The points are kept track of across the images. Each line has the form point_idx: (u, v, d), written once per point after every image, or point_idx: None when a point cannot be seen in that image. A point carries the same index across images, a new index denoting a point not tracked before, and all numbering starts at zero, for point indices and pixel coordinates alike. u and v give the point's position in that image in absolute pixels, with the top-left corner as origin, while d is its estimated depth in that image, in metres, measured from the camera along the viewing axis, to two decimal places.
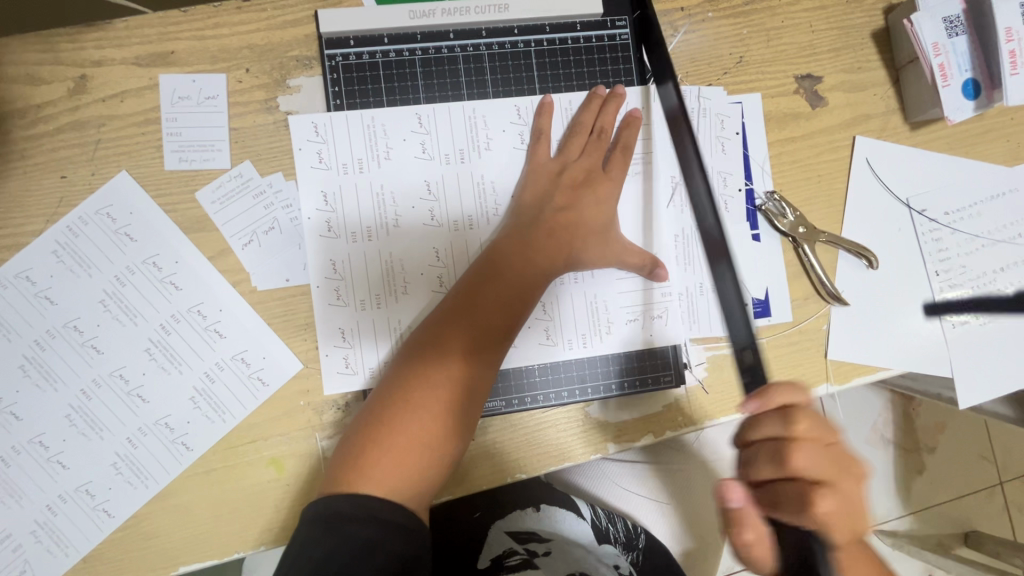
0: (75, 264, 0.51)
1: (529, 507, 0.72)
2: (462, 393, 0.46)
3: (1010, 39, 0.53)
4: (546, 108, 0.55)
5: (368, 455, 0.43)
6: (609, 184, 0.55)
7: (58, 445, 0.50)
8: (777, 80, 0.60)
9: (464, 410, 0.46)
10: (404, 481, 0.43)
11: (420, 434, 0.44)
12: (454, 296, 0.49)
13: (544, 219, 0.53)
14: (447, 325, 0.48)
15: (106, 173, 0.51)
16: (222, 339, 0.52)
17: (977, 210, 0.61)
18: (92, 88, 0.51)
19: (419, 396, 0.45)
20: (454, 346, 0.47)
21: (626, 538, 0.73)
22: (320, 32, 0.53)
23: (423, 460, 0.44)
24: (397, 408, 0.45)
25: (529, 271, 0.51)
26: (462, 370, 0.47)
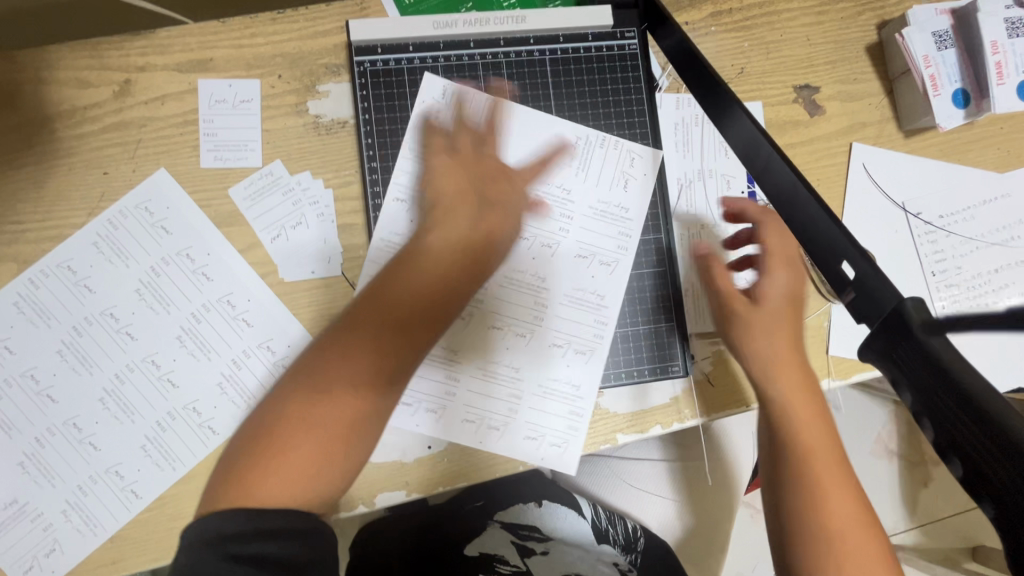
0: (113, 255, 0.54)
1: (531, 503, 0.77)
2: (363, 401, 0.43)
3: (995, 52, 0.57)
4: (499, 114, 0.57)
5: (261, 466, 0.41)
6: (517, 195, 0.54)
7: (92, 427, 0.52)
8: (776, 90, 0.63)
9: (368, 416, 0.44)
10: (294, 495, 0.40)
11: (316, 442, 0.42)
12: (368, 297, 0.46)
13: (479, 214, 0.51)
14: (359, 325, 0.45)
15: (145, 170, 0.54)
16: (249, 328, 0.54)
17: (971, 213, 0.64)
18: (135, 91, 0.55)
19: (322, 402, 0.42)
20: (363, 348, 0.44)
21: (626, 539, 0.78)
22: (350, 41, 0.56)
23: (320, 467, 0.42)
24: (297, 414, 0.42)
25: (453, 271, 0.48)
26: (368, 373, 0.43)
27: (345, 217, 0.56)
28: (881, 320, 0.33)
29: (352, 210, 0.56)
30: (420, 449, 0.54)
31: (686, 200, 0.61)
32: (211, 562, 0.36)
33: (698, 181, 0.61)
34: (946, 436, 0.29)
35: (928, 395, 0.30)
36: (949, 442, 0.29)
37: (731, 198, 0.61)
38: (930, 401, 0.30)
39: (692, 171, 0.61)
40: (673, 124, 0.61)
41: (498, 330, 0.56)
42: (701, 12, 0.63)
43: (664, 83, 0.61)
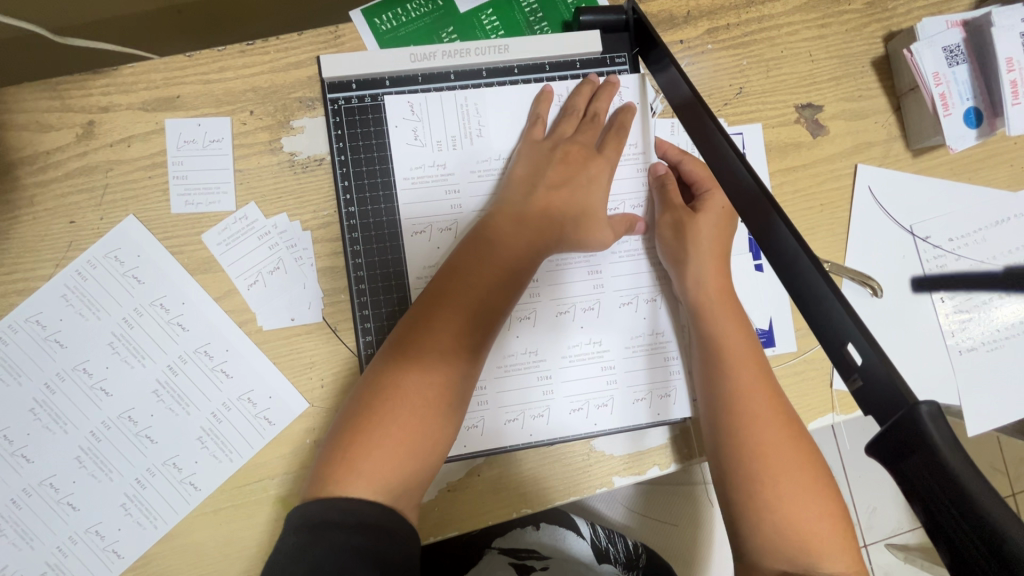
0: (83, 306, 0.51)
1: (528, 526, 0.76)
2: (450, 387, 0.47)
3: (1010, 70, 0.53)
4: (545, 94, 0.55)
5: (358, 452, 0.44)
6: (602, 162, 0.54)
7: (69, 487, 0.51)
8: (777, 110, 0.60)
9: (453, 393, 0.47)
10: (392, 479, 0.44)
11: (411, 418, 0.45)
12: (437, 286, 0.49)
13: (535, 195, 0.52)
14: (438, 307, 0.48)
15: (114, 217, 0.52)
16: (228, 379, 0.52)
17: (982, 235, 0.61)
18: (99, 133, 0.52)
19: (408, 382, 0.46)
20: (443, 336, 0.47)
21: (627, 557, 0.74)
22: (323, 78, 0.53)
23: (416, 445, 0.45)
24: (389, 396, 0.45)
25: (513, 249, 0.50)
26: (450, 353, 0.47)
27: (324, 260, 0.53)
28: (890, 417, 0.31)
29: (331, 252, 0.53)
30: None
31: None
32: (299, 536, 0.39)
33: None
34: (956, 556, 0.27)
35: (934, 508, 0.28)
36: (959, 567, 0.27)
37: None
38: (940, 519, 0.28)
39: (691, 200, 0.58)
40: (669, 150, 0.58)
41: (527, 320, 0.55)
42: (697, 28, 0.59)
43: (659, 108, 0.57)
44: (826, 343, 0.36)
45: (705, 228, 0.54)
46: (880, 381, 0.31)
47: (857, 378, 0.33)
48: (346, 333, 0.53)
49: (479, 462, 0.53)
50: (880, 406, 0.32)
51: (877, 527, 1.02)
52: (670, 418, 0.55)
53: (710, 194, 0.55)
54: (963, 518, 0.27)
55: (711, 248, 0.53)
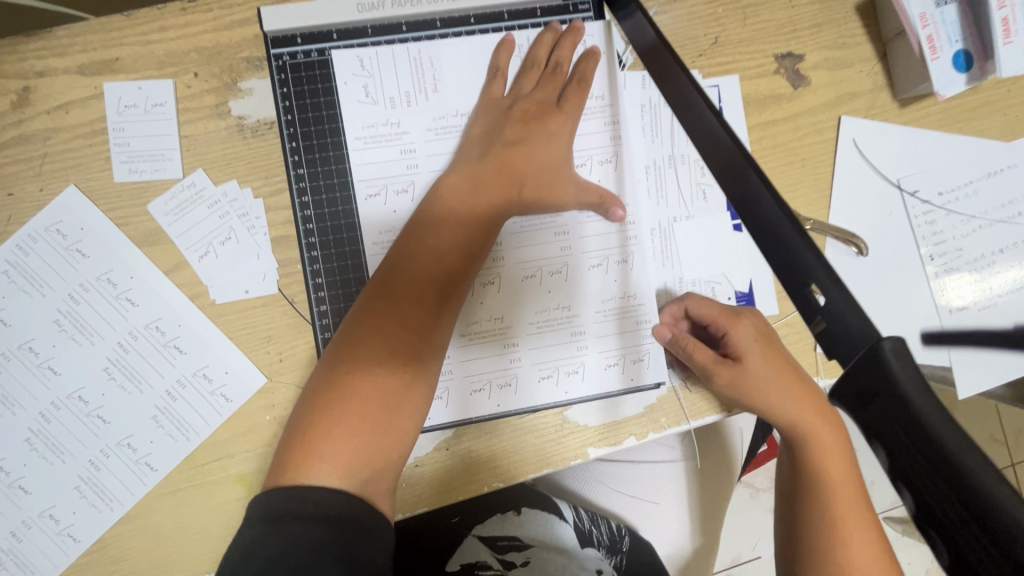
0: (26, 282, 0.49)
1: (511, 511, 0.71)
2: (415, 364, 0.44)
3: (1001, 6, 0.50)
4: (505, 45, 0.52)
5: (319, 434, 0.41)
6: (562, 118, 0.51)
7: (20, 470, 0.49)
8: (755, 61, 0.56)
9: (419, 368, 0.44)
10: (358, 462, 0.41)
11: (374, 396, 0.42)
12: (395, 261, 0.46)
13: (490, 156, 0.50)
14: (399, 279, 0.45)
15: (54, 188, 0.49)
16: (182, 355, 0.50)
17: (973, 189, 0.58)
18: (35, 100, 0.49)
19: (369, 360, 0.43)
20: (404, 311, 0.44)
21: (610, 540, 0.69)
22: (266, 32, 0.50)
23: (382, 425, 0.42)
24: (349, 375, 0.42)
25: (473, 215, 0.48)
26: (412, 326, 0.44)
27: (278, 228, 0.51)
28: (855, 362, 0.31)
29: (285, 220, 0.51)
30: None
31: (657, 190, 0.55)
32: (259, 529, 0.37)
33: (669, 169, 0.55)
34: (922, 507, 0.26)
35: (897, 454, 0.27)
36: (922, 513, 0.26)
37: (706, 186, 0.55)
38: (903, 465, 0.27)
39: (662, 157, 0.55)
40: (639, 105, 0.54)
41: (491, 286, 0.52)
42: None
43: (628, 60, 0.54)
44: (790, 290, 0.36)
45: (753, 367, 0.49)
46: (848, 326, 0.31)
47: (821, 322, 0.33)
48: (302, 304, 0.51)
49: (446, 436, 0.51)
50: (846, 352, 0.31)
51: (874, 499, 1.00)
52: (640, 385, 0.53)
53: (733, 333, 0.50)
54: (934, 469, 0.26)
55: (756, 375, 0.49)
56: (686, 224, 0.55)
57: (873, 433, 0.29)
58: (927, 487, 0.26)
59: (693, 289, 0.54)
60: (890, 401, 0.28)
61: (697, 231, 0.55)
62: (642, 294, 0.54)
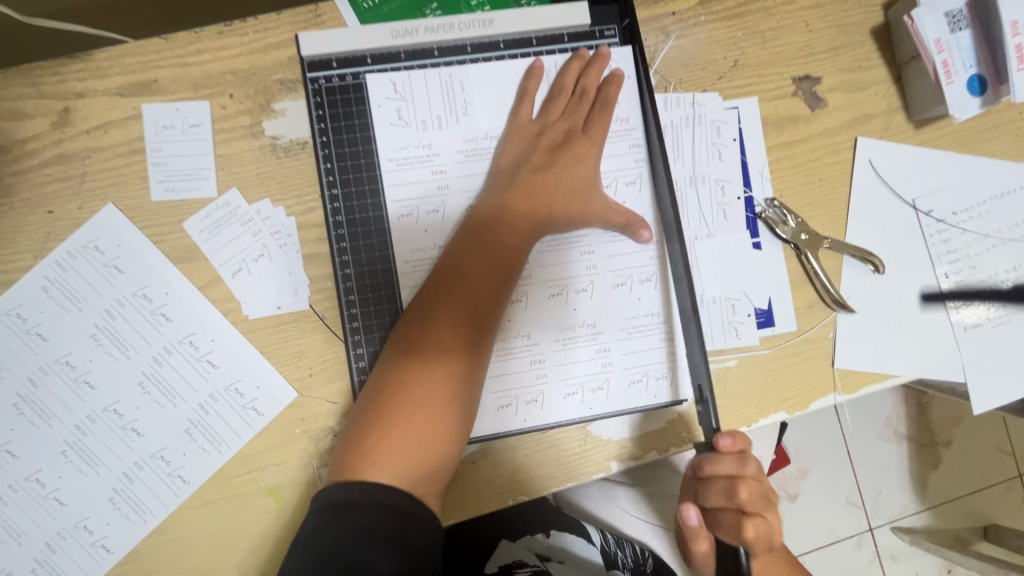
0: (65, 298, 0.50)
1: (539, 533, 0.71)
2: (457, 377, 0.46)
3: (1015, 33, 0.51)
4: (535, 71, 0.53)
5: (370, 444, 0.43)
6: (587, 143, 0.53)
7: (55, 482, 0.50)
8: (773, 83, 0.58)
9: (461, 383, 0.46)
10: (406, 473, 0.43)
11: (419, 409, 0.44)
12: (433, 284, 0.48)
13: (518, 181, 0.52)
14: (438, 300, 0.47)
15: (93, 206, 0.51)
16: (215, 370, 0.51)
17: (986, 209, 0.59)
18: (75, 120, 0.51)
19: (413, 376, 0.45)
20: (444, 330, 0.46)
21: (635, 563, 0.70)
22: (302, 56, 0.52)
23: (427, 436, 0.44)
24: (394, 391, 0.45)
25: (506, 235, 0.50)
26: (451, 344, 0.46)
27: (310, 246, 0.52)
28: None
29: (317, 238, 0.52)
30: None
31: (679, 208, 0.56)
32: (320, 517, 0.40)
33: (691, 189, 0.56)
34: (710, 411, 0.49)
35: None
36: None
37: (726, 205, 0.57)
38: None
39: (685, 176, 0.56)
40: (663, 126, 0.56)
41: (521, 304, 0.53)
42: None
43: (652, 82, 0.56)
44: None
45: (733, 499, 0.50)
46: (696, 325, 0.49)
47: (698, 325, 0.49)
48: (333, 320, 0.52)
49: (473, 450, 0.52)
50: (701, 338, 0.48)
51: (882, 510, 1.01)
52: (661, 401, 0.54)
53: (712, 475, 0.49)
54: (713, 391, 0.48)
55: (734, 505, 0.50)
56: (707, 242, 0.56)
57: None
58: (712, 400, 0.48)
59: (714, 305, 0.56)
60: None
61: (718, 250, 0.56)
62: (666, 310, 0.55)
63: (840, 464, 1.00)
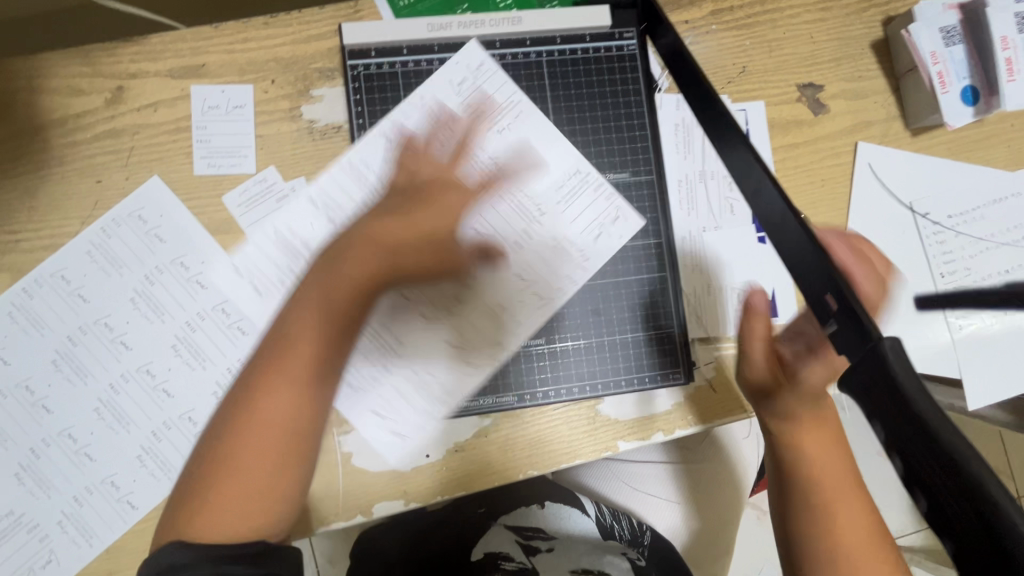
0: (107, 263, 0.53)
1: (534, 505, 0.75)
2: (304, 441, 0.43)
3: (1004, 47, 0.56)
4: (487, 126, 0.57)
5: (210, 481, 0.42)
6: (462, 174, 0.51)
7: (86, 438, 0.52)
8: (779, 89, 0.62)
9: (300, 416, 0.43)
10: (226, 529, 0.41)
11: (243, 445, 0.42)
12: (282, 334, 0.44)
13: (408, 203, 0.48)
14: (296, 316, 0.44)
15: (139, 177, 0.54)
16: (244, 336, 0.54)
17: (980, 213, 0.62)
18: (128, 98, 0.54)
19: (250, 408, 0.42)
20: (286, 347, 0.43)
21: (632, 535, 0.74)
22: (344, 45, 0.56)
23: (248, 481, 0.42)
24: (234, 425, 0.42)
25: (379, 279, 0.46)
26: (291, 364, 0.43)
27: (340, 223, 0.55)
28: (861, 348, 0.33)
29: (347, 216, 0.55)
30: (418, 458, 0.54)
31: (688, 201, 0.59)
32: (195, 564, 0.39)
33: (700, 183, 0.59)
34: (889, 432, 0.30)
35: (896, 431, 0.30)
36: (911, 479, 0.29)
37: (733, 200, 0.59)
38: (901, 442, 0.29)
39: (694, 172, 0.59)
40: (673, 124, 0.60)
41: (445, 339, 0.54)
42: (701, 10, 0.61)
43: (664, 84, 0.59)
44: (810, 296, 0.38)
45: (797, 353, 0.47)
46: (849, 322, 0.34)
47: (833, 323, 0.36)
48: None
49: (487, 423, 0.55)
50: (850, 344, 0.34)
51: None
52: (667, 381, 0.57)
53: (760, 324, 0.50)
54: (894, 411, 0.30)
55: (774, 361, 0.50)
56: (716, 233, 0.59)
57: (874, 412, 0.31)
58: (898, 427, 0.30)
59: (720, 295, 0.58)
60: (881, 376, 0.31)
61: (728, 241, 0.59)
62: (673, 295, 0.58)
63: None
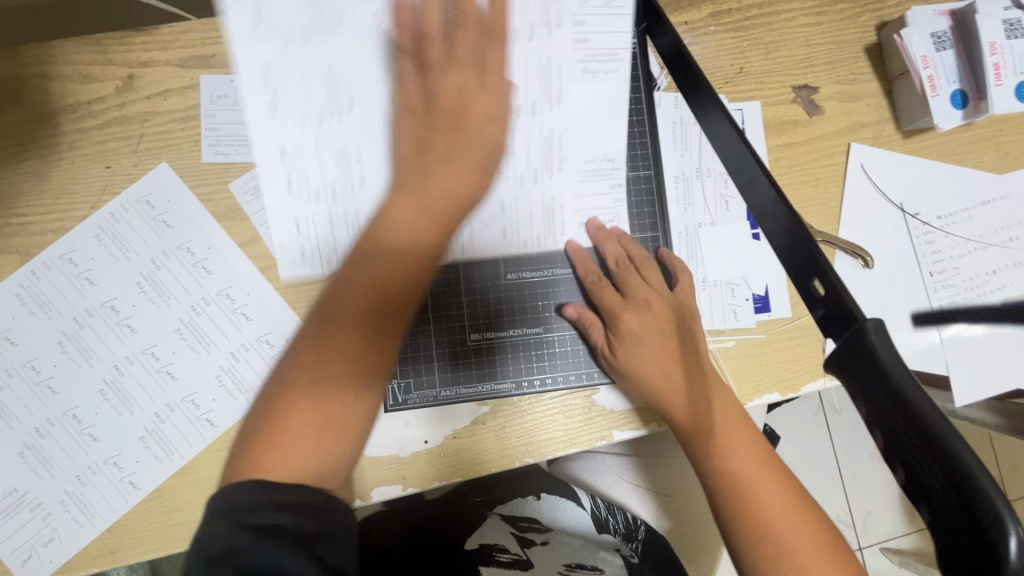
0: (115, 247, 0.54)
1: (529, 496, 0.77)
2: (372, 390, 0.41)
3: (993, 53, 0.57)
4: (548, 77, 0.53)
5: (280, 431, 0.39)
6: (491, 99, 0.48)
7: (90, 418, 0.53)
8: (775, 90, 0.63)
9: (367, 362, 0.41)
10: (301, 471, 0.38)
11: (330, 389, 0.40)
12: (346, 274, 0.42)
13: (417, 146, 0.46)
14: (361, 264, 0.43)
15: (148, 164, 0.55)
16: (248, 321, 0.55)
17: (968, 215, 0.64)
18: (138, 86, 0.55)
19: (317, 355, 0.40)
20: (347, 302, 0.41)
21: (626, 529, 0.74)
22: None
23: (328, 429, 0.39)
24: (305, 373, 0.40)
25: (453, 220, 0.46)
26: (360, 316, 0.41)
27: None
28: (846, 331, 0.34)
29: None
30: (417, 444, 0.55)
31: (685, 197, 0.61)
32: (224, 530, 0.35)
33: (697, 180, 0.61)
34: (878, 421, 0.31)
35: (880, 411, 0.31)
36: (894, 456, 0.30)
37: (729, 197, 0.61)
38: (886, 423, 0.30)
39: (691, 169, 0.61)
40: (671, 122, 0.61)
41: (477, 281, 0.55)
42: (701, 11, 0.63)
43: (663, 82, 0.61)
44: (796, 277, 0.38)
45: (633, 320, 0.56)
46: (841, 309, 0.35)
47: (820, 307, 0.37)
48: None
49: (485, 410, 0.56)
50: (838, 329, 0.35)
51: (871, 529, 1.04)
52: None
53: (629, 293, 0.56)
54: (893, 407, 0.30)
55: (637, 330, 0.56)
56: (711, 229, 0.61)
57: (859, 393, 0.32)
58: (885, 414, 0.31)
59: (714, 289, 0.60)
60: (870, 363, 0.32)
61: (721, 237, 0.61)
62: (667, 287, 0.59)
63: (832, 479, 1.03)
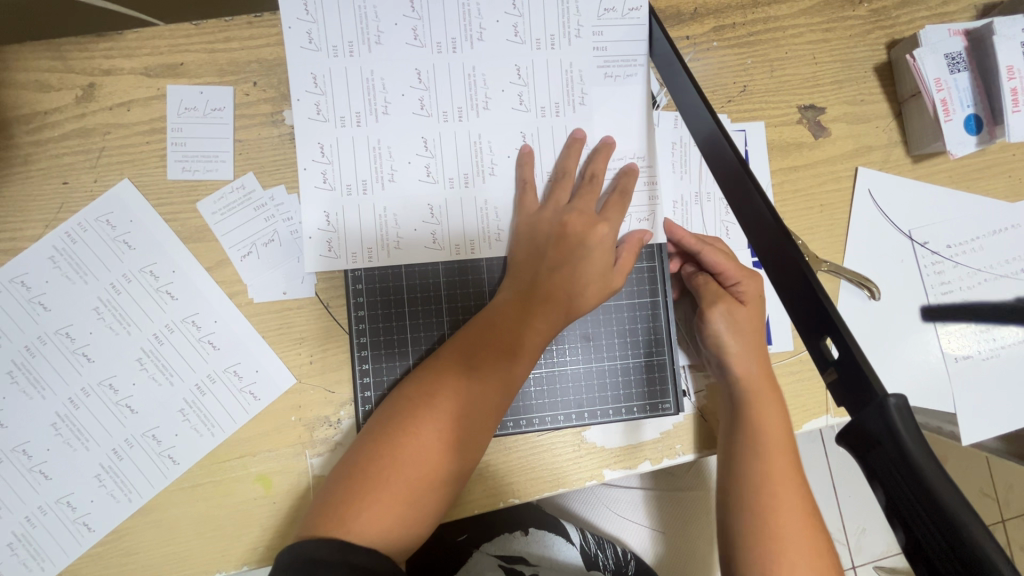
0: (71, 270, 0.50)
1: (517, 531, 0.72)
2: (444, 473, 0.44)
3: (1010, 77, 0.53)
4: (574, 146, 0.54)
5: (354, 502, 0.42)
6: (605, 229, 0.52)
7: (42, 455, 0.49)
8: (779, 110, 0.60)
9: (450, 453, 0.45)
10: (383, 540, 0.41)
11: (410, 473, 0.43)
12: (432, 368, 0.48)
13: (546, 255, 0.51)
14: (442, 368, 0.47)
15: (108, 180, 0.51)
16: (215, 351, 0.51)
17: (979, 244, 0.61)
18: (100, 96, 0.52)
19: (401, 446, 0.44)
20: (438, 396, 0.46)
21: (616, 565, 0.71)
22: (320, 40, 0.52)
23: (403, 506, 0.43)
24: (385, 457, 0.44)
25: (559, 325, 0.50)
26: (445, 411, 0.45)
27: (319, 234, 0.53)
28: (863, 408, 0.32)
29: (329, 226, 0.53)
30: None
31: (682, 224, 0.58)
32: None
33: (696, 206, 0.58)
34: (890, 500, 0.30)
35: (900, 500, 0.30)
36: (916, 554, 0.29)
37: (728, 223, 0.58)
38: (907, 515, 0.29)
39: (689, 193, 0.58)
40: (671, 143, 0.58)
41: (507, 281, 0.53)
42: (703, 25, 0.59)
43: (662, 101, 0.57)
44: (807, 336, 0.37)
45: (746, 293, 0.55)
46: (856, 376, 0.33)
47: (833, 371, 0.35)
48: (338, 310, 0.53)
49: None
50: (854, 400, 0.33)
51: (865, 548, 1.01)
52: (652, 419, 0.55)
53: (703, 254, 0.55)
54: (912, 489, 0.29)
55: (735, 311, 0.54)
56: None
57: (875, 477, 0.31)
58: (902, 497, 0.30)
59: None
60: (892, 452, 0.30)
61: None
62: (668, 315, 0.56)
63: (827, 499, 1.00)
